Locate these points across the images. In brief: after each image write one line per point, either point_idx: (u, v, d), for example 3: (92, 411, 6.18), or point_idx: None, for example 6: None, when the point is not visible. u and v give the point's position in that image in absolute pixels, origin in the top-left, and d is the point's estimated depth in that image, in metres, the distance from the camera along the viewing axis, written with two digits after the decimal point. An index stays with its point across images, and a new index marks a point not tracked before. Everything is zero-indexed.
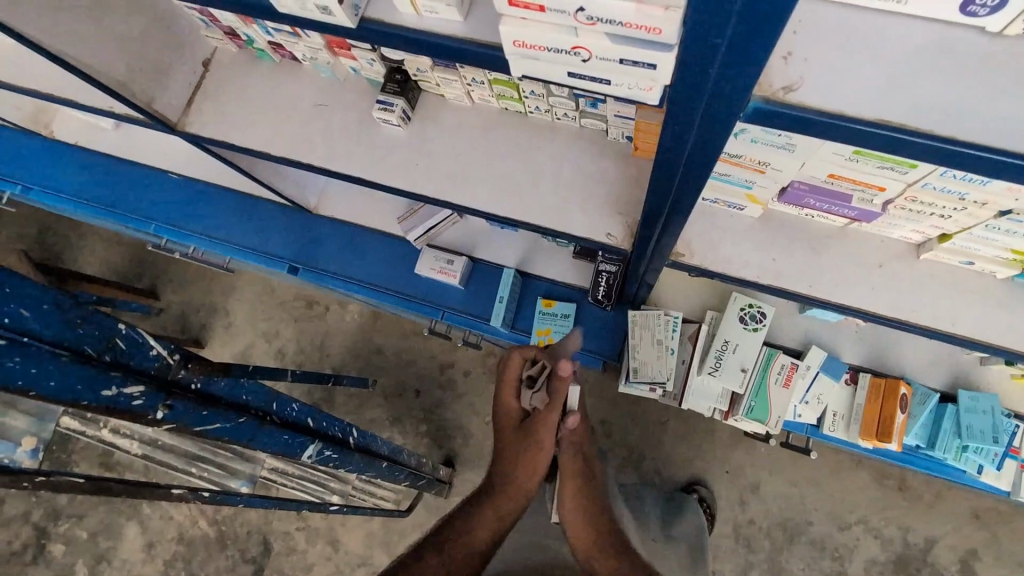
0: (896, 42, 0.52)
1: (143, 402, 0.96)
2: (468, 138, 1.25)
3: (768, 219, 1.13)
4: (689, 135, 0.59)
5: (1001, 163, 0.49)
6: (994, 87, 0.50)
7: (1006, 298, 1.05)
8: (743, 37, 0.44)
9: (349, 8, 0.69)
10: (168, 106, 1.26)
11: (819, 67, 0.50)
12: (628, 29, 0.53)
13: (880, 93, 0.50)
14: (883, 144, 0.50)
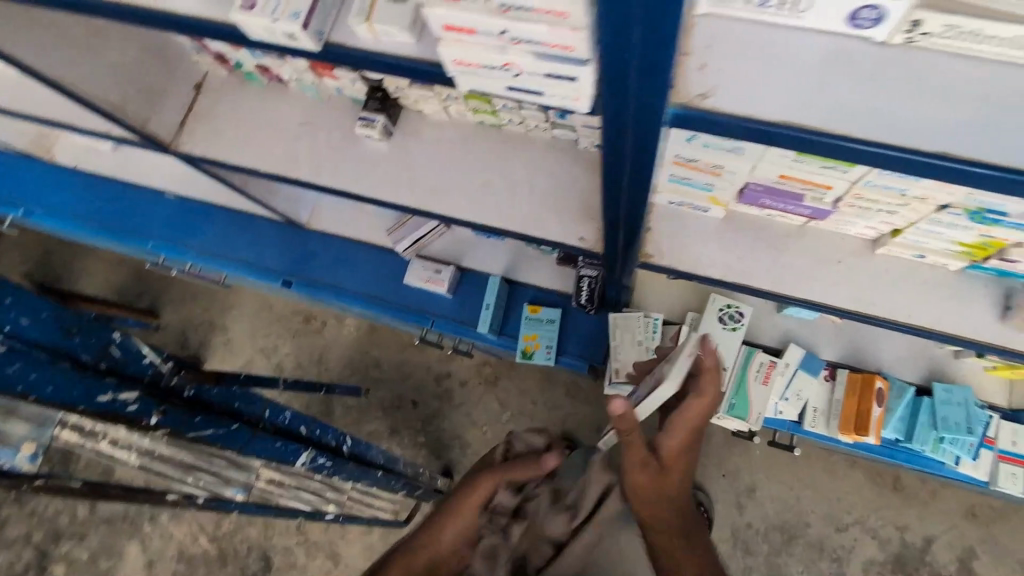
0: (798, 50, 0.56)
1: (138, 407, 1.01)
2: (447, 150, 1.32)
3: (733, 220, 1.18)
4: (626, 143, 0.66)
5: (894, 157, 0.53)
6: (884, 89, 0.55)
7: (959, 288, 1.10)
8: (652, 54, 0.49)
9: (313, 34, 0.76)
10: (163, 126, 1.33)
11: (728, 76, 0.56)
12: (547, 48, 0.59)
13: (782, 97, 0.55)
14: (790, 143, 0.55)
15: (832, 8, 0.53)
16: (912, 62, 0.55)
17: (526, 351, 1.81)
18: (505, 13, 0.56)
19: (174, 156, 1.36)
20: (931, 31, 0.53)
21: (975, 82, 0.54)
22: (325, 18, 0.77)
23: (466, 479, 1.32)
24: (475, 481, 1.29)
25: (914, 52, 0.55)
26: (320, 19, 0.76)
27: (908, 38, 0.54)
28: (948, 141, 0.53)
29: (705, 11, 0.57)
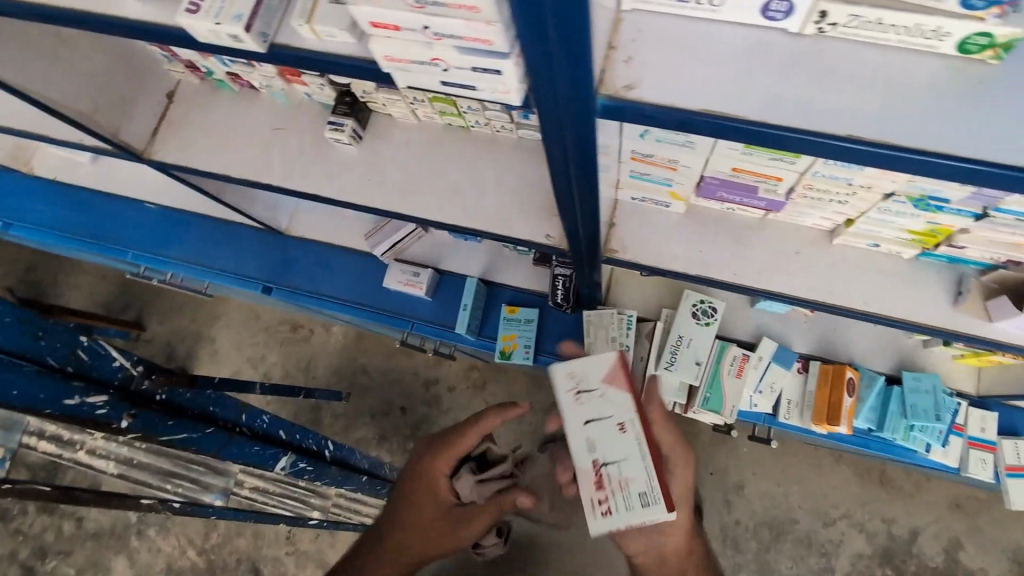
0: (717, 42, 0.59)
1: (107, 411, 1.05)
2: (415, 152, 1.34)
3: (694, 214, 1.21)
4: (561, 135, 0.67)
5: (812, 142, 0.55)
6: (800, 77, 0.57)
7: (913, 276, 1.13)
8: (569, 49, 0.51)
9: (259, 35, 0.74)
10: (135, 135, 1.35)
11: (651, 68, 0.58)
12: (466, 41, 0.61)
13: (703, 87, 0.57)
14: (713, 131, 0.57)
15: (743, 3, 0.56)
16: (825, 50, 0.58)
17: (504, 351, 1.82)
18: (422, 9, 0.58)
19: (147, 164, 1.38)
20: (838, 21, 0.56)
21: (885, 68, 0.56)
22: (270, 20, 0.75)
23: (426, 517, 1.12)
24: (447, 525, 1.12)
25: (826, 42, 0.58)
26: (264, 20, 0.75)
27: (819, 29, 0.57)
28: (857, 124, 0.55)
29: (631, 8, 0.60)
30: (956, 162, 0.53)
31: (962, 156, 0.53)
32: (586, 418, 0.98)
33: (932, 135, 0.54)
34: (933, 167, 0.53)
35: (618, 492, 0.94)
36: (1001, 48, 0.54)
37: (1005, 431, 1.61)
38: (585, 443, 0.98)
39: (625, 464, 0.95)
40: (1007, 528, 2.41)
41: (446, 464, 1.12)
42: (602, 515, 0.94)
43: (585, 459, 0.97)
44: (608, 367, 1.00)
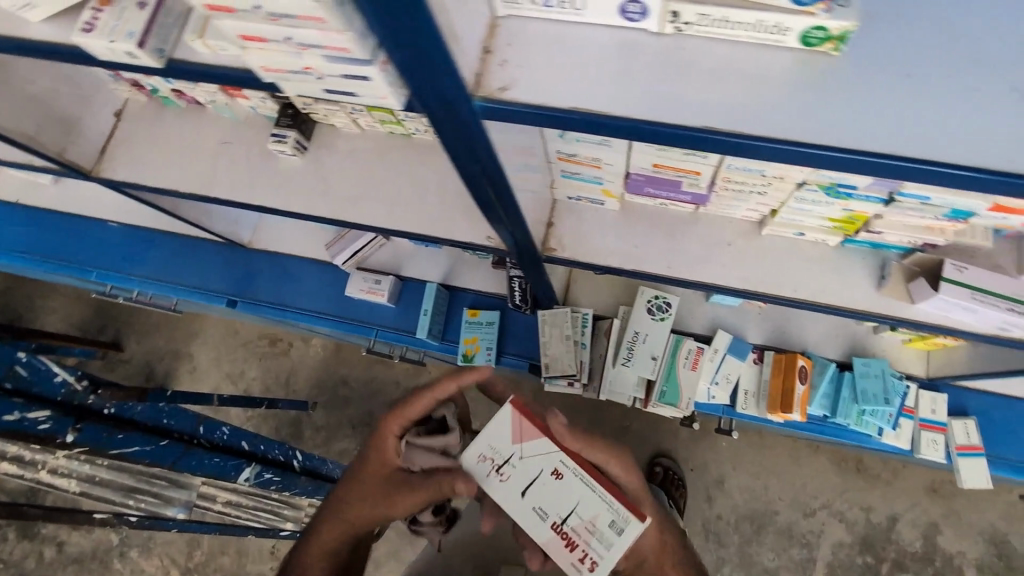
0: (584, 44, 0.63)
1: (49, 425, 1.17)
2: (361, 161, 1.37)
3: (629, 211, 1.25)
4: (457, 145, 0.70)
5: (664, 131, 0.60)
6: (659, 74, 0.61)
7: (840, 261, 1.17)
8: (429, 57, 0.54)
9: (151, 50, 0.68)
10: (82, 155, 1.36)
11: (523, 70, 0.62)
12: (329, 51, 0.52)
13: (570, 87, 0.61)
14: (582, 128, 0.62)
15: (600, 6, 0.59)
16: (685, 47, 0.61)
17: (467, 355, 1.84)
18: (278, 22, 0.50)
19: (96, 183, 1.40)
20: (691, 20, 0.59)
21: (740, 62, 0.60)
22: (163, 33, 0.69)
23: (369, 477, 1.00)
24: (382, 491, 0.97)
25: (684, 40, 0.62)
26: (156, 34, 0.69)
27: (675, 28, 0.61)
28: (711, 116, 0.59)
29: (506, 14, 0.64)
30: (798, 147, 0.57)
31: (805, 142, 0.58)
32: (522, 491, 0.89)
33: (779, 122, 0.58)
34: (777, 152, 0.58)
35: (590, 538, 0.85)
36: (838, 40, 0.57)
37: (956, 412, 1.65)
38: (531, 509, 0.87)
39: (582, 508, 0.86)
40: (984, 511, 2.42)
41: (396, 423, 0.97)
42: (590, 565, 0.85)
43: (543, 529, 0.86)
44: (515, 424, 0.91)
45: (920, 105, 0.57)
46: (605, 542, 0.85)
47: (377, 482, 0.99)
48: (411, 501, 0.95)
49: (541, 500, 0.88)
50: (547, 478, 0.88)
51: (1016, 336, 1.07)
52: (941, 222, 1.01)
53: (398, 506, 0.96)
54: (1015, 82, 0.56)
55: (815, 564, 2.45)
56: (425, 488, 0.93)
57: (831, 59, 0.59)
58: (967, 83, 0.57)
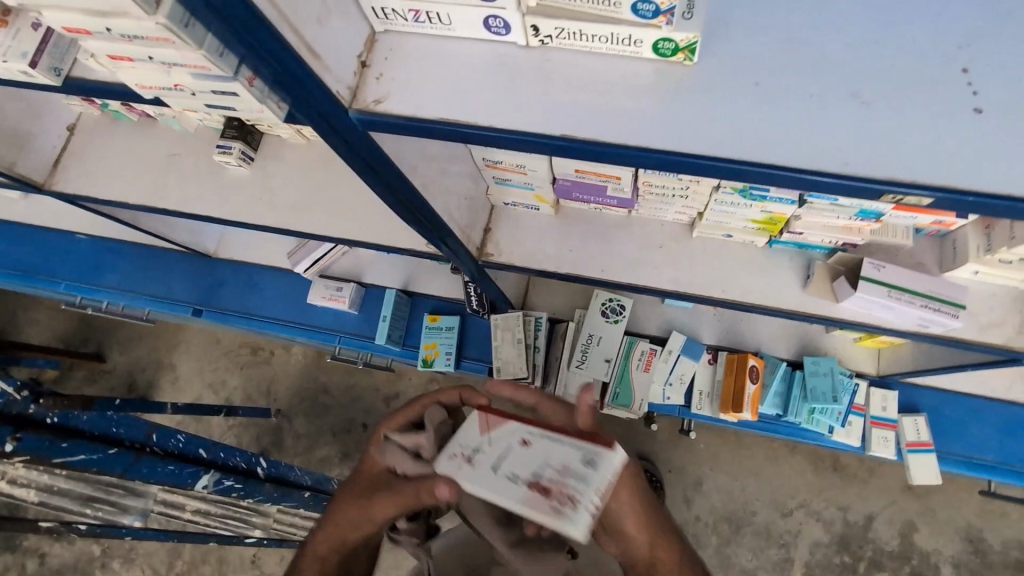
0: (456, 57, 0.67)
1: None
2: (306, 169, 1.37)
3: (565, 215, 1.27)
4: (347, 159, 0.73)
5: (528, 139, 0.63)
6: (527, 84, 0.65)
7: (767, 261, 1.20)
8: (288, 75, 0.57)
9: (47, 71, 0.70)
10: (33, 168, 1.39)
11: (398, 84, 0.66)
12: (192, 69, 0.56)
13: (440, 98, 0.65)
14: (453, 136, 0.65)
15: (465, 20, 0.63)
16: (551, 59, 0.65)
17: (426, 360, 1.86)
18: (132, 42, 0.53)
19: (48, 195, 1.43)
20: (551, 33, 0.63)
21: (602, 72, 0.64)
22: (62, 54, 0.71)
23: (357, 483, 0.85)
24: (367, 493, 0.82)
25: (550, 51, 0.65)
26: (52, 54, 0.70)
27: (540, 41, 0.65)
28: (571, 125, 0.63)
29: (383, 29, 0.68)
30: (652, 153, 0.61)
31: (660, 148, 0.61)
32: (487, 462, 0.69)
33: (634, 131, 0.62)
34: (636, 158, 0.61)
35: (570, 480, 0.64)
36: (687, 51, 0.60)
37: (908, 408, 1.65)
38: (504, 472, 0.67)
39: (553, 456, 0.67)
40: (963, 507, 2.31)
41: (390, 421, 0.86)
42: (585, 509, 0.61)
43: (516, 496, 0.64)
44: (479, 417, 0.76)
45: (767, 111, 0.60)
46: (589, 472, 0.64)
47: (363, 487, 0.83)
48: (393, 507, 0.78)
49: (510, 469, 0.67)
50: (513, 445, 0.70)
51: (934, 332, 1.10)
52: (855, 222, 1.03)
53: (379, 508, 0.79)
54: (856, 90, 0.59)
55: (794, 564, 2.35)
56: (404, 493, 0.76)
57: (688, 68, 0.62)
58: (809, 86, 0.60)
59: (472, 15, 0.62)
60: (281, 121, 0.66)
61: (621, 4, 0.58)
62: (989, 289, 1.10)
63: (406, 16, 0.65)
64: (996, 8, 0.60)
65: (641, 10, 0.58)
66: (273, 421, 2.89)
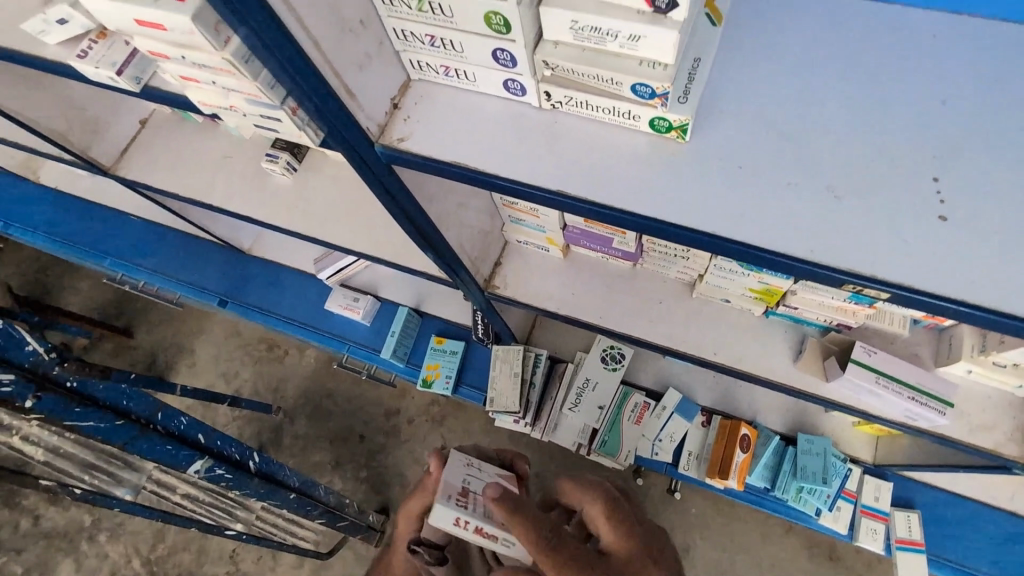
0: (477, 108, 0.75)
1: (13, 389, 1.24)
2: (341, 186, 1.47)
3: (573, 260, 1.33)
4: (369, 187, 0.82)
5: (528, 190, 0.71)
6: (534, 141, 0.73)
7: (763, 331, 1.22)
8: (324, 113, 0.66)
9: (129, 79, 0.80)
10: (103, 154, 1.55)
11: (422, 127, 0.75)
12: (248, 96, 0.66)
13: (456, 143, 0.73)
14: (463, 178, 0.73)
15: (488, 79, 0.72)
16: (559, 121, 0.73)
17: (427, 380, 1.93)
18: (201, 69, 0.63)
19: (111, 179, 1.58)
20: (562, 100, 0.71)
21: (603, 138, 0.72)
22: (145, 67, 0.82)
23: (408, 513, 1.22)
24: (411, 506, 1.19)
25: (560, 115, 0.73)
26: (139, 66, 0.81)
27: (553, 105, 0.73)
28: (566, 183, 0.70)
29: (418, 78, 0.77)
30: (637, 218, 0.68)
31: (644, 215, 0.68)
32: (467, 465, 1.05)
33: (622, 194, 0.69)
34: (621, 220, 0.69)
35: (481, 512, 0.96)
36: (680, 130, 0.68)
37: (902, 502, 1.60)
38: (463, 472, 1.03)
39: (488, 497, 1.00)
40: None
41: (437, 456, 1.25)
42: (454, 518, 0.94)
43: (456, 478, 1.00)
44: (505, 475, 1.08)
45: (743, 194, 0.66)
46: (488, 522, 0.94)
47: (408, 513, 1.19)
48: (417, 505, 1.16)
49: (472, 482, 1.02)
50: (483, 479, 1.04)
51: (922, 426, 1.10)
52: (850, 305, 1.05)
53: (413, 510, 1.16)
54: (829, 184, 0.65)
55: None
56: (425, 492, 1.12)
57: (681, 145, 0.70)
58: (786, 176, 0.66)
59: (494, 76, 0.71)
60: (316, 147, 0.75)
61: (622, 85, 0.65)
62: (982, 390, 1.10)
63: (439, 70, 0.74)
64: (971, 130, 0.66)
65: (641, 91, 0.65)
66: (275, 419, 2.96)
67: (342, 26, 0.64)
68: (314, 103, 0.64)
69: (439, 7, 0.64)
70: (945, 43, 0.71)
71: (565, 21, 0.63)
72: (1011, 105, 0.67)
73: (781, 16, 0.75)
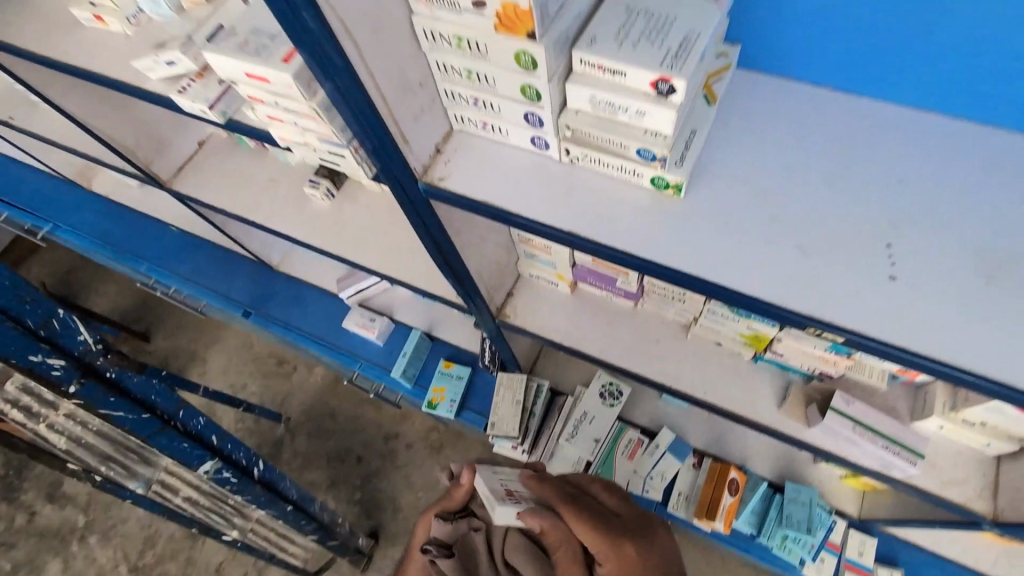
0: (507, 157, 0.89)
1: (60, 373, 1.28)
2: (374, 213, 1.62)
3: (580, 296, 1.44)
4: (406, 215, 0.95)
5: (546, 229, 0.83)
6: (554, 188, 0.86)
7: (751, 375, 1.32)
8: (382, 155, 0.80)
9: (218, 112, 0.97)
10: (163, 169, 1.71)
11: (459, 170, 0.89)
12: (324, 134, 0.83)
13: (489, 185, 0.87)
14: (491, 215, 0.86)
15: (518, 135, 0.86)
16: (575, 172, 0.87)
17: (432, 402, 2.02)
18: (290, 113, 0.80)
19: (166, 192, 1.73)
20: (580, 156, 0.85)
21: (611, 190, 0.85)
22: (232, 103, 0.98)
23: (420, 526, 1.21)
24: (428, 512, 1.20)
25: (577, 168, 0.87)
26: (227, 103, 0.97)
27: (572, 160, 0.86)
28: (577, 225, 0.83)
29: (459, 128, 0.92)
30: (635, 259, 0.80)
31: (640, 257, 0.80)
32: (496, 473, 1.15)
33: (623, 238, 0.81)
34: (622, 260, 0.81)
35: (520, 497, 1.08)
36: (676, 188, 0.81)
37: (884, 559, 1.64)
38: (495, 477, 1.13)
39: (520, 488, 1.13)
40: None
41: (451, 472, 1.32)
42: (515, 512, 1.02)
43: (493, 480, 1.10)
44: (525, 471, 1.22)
45: (725, 246, 0.79)
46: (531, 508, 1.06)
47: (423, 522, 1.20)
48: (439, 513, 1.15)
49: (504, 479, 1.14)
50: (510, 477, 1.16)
51: (897, 476, 1.18)
52: (831, 355, 1.14)
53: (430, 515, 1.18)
54: (799, 243, 0.78)
55: None
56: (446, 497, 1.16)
57: (676, 201, 0.83)
58: (763, 233, 0.79)
59: (523, 132, 0.85)
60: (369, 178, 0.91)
61: (628, 148, 0.79)
62: (955, 447, 1.18)
63: (478, 124, 0.88)
64: (923, 206, 0.78)
65: (645, 154, 0.79)
66: (277, 433, 3.03)
67: (407, 87, 0.78)
68: (375, 144, 0.77)
69: (485, 77, 0.78)
70: (905, 134, 0.84)
71: (586, 95, 0.76)
72: (958, 187, 0.79)
73: (768, 101, 0.89)
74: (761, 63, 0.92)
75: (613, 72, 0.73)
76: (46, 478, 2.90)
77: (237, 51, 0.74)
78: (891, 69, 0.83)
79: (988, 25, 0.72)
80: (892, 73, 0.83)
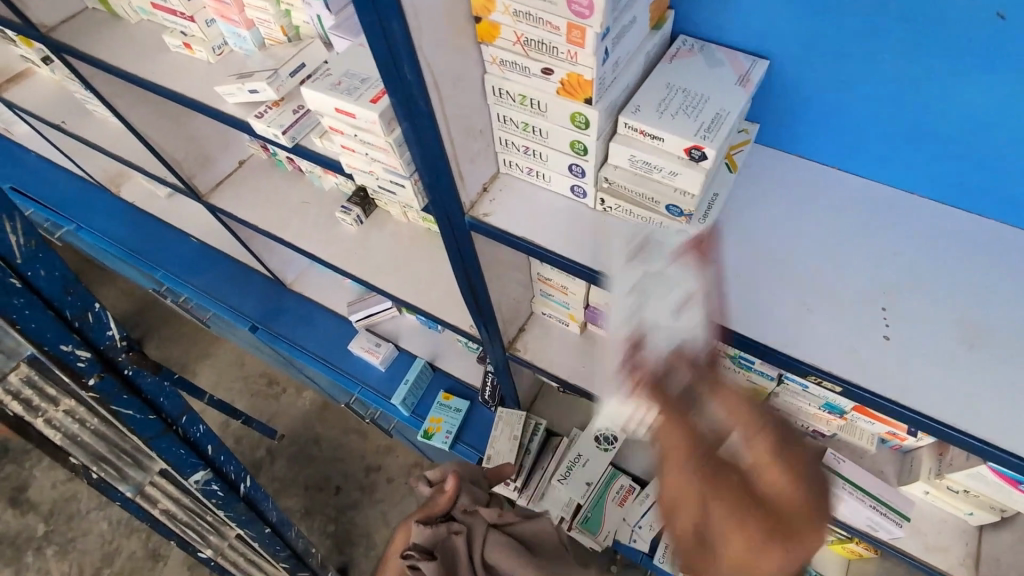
0: (546, 201, 0.99)
1: (84, 365, 1.03)
2: (398, 244, 1.72)
3: (590, 338, 1.51)
4: (447, 243, 1.04)
5: (578, 266, 0.92)
6: (587, 233, 0.96)
7: None
8: (438, 189, 0.89)
9: (289, 137, 1.08)
10: (203, 181, 1.80)
11: (502, 208, 0.99)
12: (389, 165, 0.95)
13: (529, 224, 0.97)
14: (530, 250, 0.95)
15: (560, 183, 0.97)
16: (607, 219, 0.97)
17: (428, 431, 2.04)
18: (364, 144, 0.92)
19: (202, 203, 1.81)
20: (613, 206, 0.95)
21: None
22: (303, 130, 1.09)
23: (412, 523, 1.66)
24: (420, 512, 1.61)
25: (608, 216, 0.97)
26: (299, 129, 1.08)
27: (605, 208, 0.97)
28: (607, 266, 0.92)
29: (503, 172, 1.02)
30: None
31: None
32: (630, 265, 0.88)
33: None
34: None
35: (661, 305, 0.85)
36: None
37: None
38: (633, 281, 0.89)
39: (661, 288, 0.86)
40: None
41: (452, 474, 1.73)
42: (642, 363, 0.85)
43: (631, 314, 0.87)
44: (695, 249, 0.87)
45: (737, 296, 0.88)
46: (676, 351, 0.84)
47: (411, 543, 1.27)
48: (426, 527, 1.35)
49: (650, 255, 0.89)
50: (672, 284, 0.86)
51: (883, 537, 1.23)
52: (824, 414, 1.22)
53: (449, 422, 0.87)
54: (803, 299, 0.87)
55: None
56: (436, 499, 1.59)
57: None
58: (770, 288, 0.89)
59: (565, 180, 0.96)
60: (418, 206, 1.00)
61: (658, 203, 0.90)
62: (937, 514, 1.23)
63: (523, 170, 0.99)
64: (913, 276, 0.88)
65: (672, 210, 0.89)
66: (258, 454, 2.98)
67: (471, 133, 0.89)
68: (435, 180, 0.87)
69: (539, 130, 0.89)
70: (897, 213, 0.96)
71: (626, 154, 0.87)
72: (944, 262, 0.90)
73: (780, 176, 1.01)
74: (774, 142, 1.04)
75: (653, 137, 0.84)
76: (10, 481, 2.79)
77: (331, 89, 0.86)
78: (885, 157, 0.96)
79: (969, 127, 0.85)
80: (886, 160, 0.96)
